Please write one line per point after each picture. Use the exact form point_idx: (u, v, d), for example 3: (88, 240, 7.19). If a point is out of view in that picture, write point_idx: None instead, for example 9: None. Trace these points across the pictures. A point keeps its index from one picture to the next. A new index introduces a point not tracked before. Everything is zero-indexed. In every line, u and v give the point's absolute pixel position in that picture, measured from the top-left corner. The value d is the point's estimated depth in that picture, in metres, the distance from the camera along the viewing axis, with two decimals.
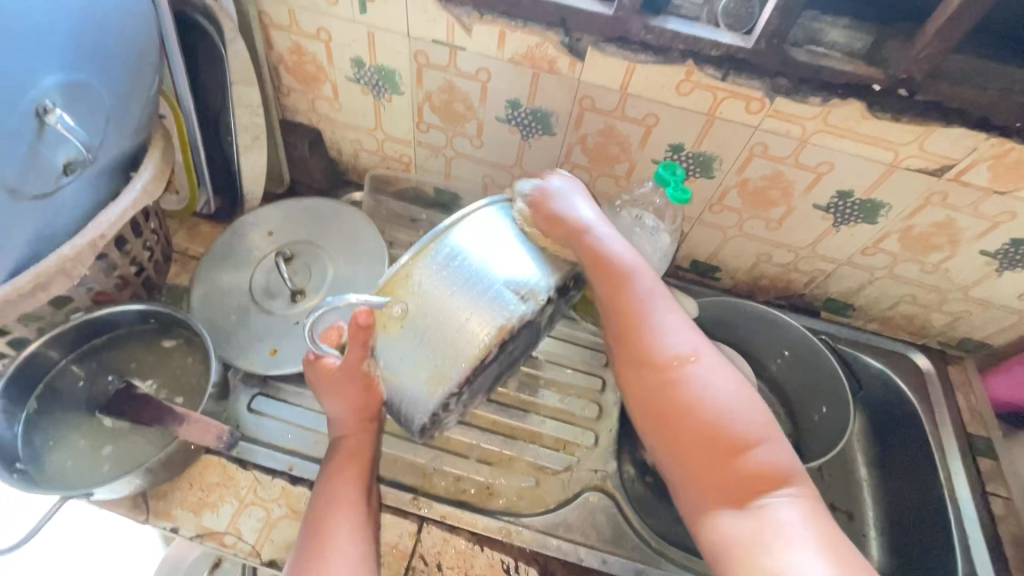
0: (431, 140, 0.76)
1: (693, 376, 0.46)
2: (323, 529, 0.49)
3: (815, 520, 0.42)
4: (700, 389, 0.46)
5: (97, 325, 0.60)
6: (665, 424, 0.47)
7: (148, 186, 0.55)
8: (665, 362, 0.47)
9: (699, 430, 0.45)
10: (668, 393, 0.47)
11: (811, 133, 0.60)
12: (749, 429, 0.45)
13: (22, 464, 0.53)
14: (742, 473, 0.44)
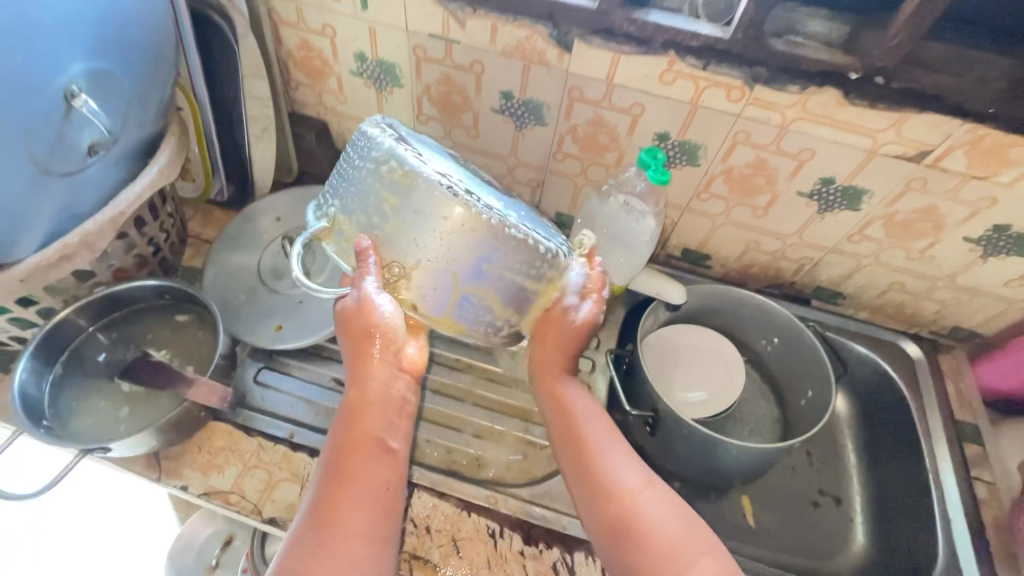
0: (431, 131, 0.80)
1: (636, 499, 0.52)
2: (330, 495, 0.49)
3: None
4: (646, 516, 0.51)
5: (117, 298, 0.65)
6: (623, 553, 0.51)
7: (163, 169, 0.60)
8: (614, 498, 0.52)
9: (646, 556, 0.50)
10: (615, 530, 0.51)
11: (791, 120, 0.62)
12: (690, 550, 0.50)
13: (48, 421, 0.58)
14: None
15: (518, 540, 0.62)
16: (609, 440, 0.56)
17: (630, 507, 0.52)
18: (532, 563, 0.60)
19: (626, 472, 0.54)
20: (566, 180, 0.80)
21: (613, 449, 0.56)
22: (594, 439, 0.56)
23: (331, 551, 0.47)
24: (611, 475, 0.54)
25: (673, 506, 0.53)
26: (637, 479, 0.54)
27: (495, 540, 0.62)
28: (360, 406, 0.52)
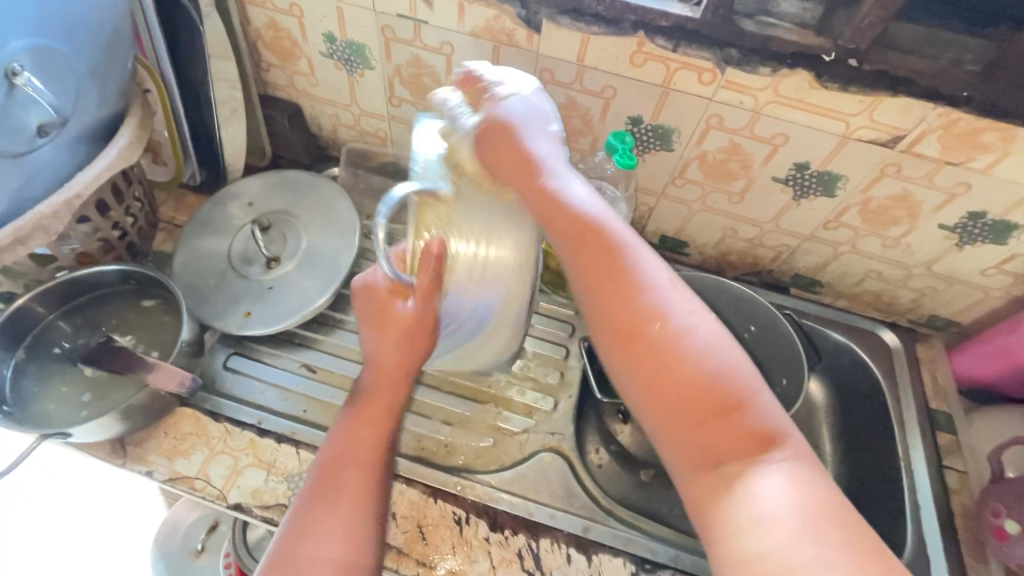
0: (404, 114, 0.79)
1: (670, 323, 0.44)
2: (334, 456, 0.50)
3: (798, 477, 0.40)
4: (692, 334, 0.44)
5: (81, 283, 0.64)
6: (649, 384, 0.44)
7: (124, 152, 0.58)
8: (649, 326, 0.44)
9: (684, 397, 0.42)
10: (651, 352, 0.44)
11: (764, 104, 0.61)
12: (738, 391, 0.42)
13: (9, 407, 0.57)
14: (726, 423, 0.42)
15: (484, 526, 0.62)
16: (642, 253, 0.47)
17: (666, 337, 0.44)
18: (497, 549, 0.60)
19: (664, 297, 0.45)
20: None
21: (649, 275, 0.46)
22: (613, 236, 0.47)
23: (339, 502, 0.47)
24: (645, 301, 0.45)
25: (722, 345, 0.44)
26: (677, 302, 0.45)
27: (461, 526, 0.62)
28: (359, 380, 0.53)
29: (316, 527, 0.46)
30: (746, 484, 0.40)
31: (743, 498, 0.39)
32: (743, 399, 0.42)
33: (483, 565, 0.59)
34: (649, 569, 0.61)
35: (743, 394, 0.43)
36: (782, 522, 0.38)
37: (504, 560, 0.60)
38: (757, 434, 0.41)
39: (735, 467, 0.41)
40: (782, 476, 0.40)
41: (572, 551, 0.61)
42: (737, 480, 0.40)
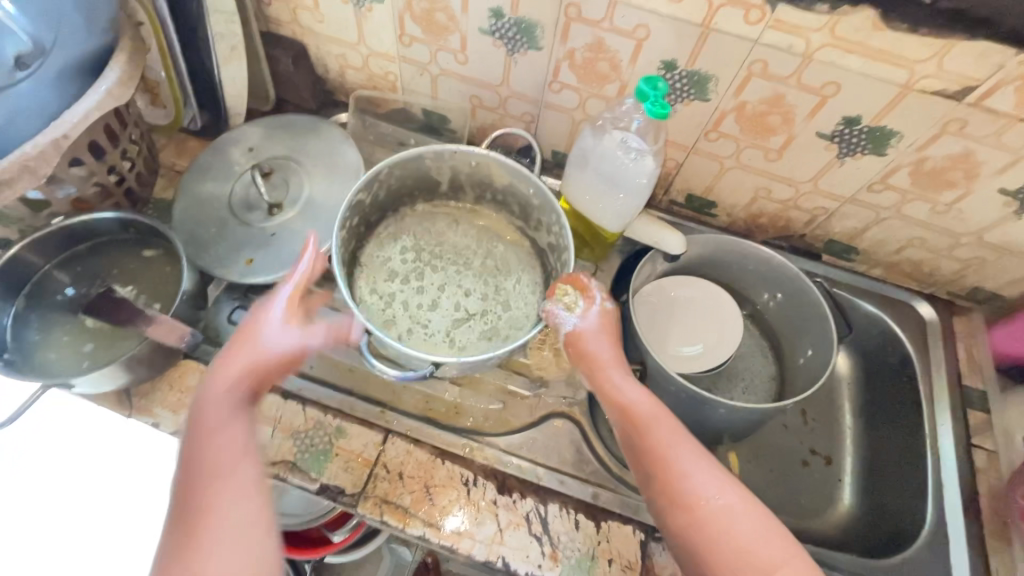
0: (415, 55, 0.73)
1: (713, 507, 0.49)
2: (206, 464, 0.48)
3: None
4: (726, 515, 0.49)
5: (78, 230, 0.61)
6: (689, 554, 0.49)
7: (113, 90, 0.54)
8: (683, 489, 0.50)
9: (704, 543, 0.48)
10: (693, 527, 0.49)
11: (816, 48, 0.54)
12: (769, 558, 0.47)
13: (10, 354, 0.56)
14: None
15: (492, 489, 0.61)
16: (685, 442, 0.52)
17: (693, 493, 0.50)
18: (505, 512, 0.59)
19: (692, 464, 0.51)
20: (562, 114, 0.73)
21: (684, 449, 0.52)
22: (657, 420, 0.53)
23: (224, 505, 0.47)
24: (679, 469, 0.51)
25: (744, 505, 0.49)
26: (703, 473, 0.51)
27: (468, 488, 0.60)
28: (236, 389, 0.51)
29: (197, 549, 0.45)
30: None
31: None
32: (760, 554, 0.47)
33: (491, 527, 0.58)
34: (659, 536, 0.60)
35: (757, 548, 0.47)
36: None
37: (511, 523, 0.59)
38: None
39: None
40: None
41: (580, 517, 0.60)
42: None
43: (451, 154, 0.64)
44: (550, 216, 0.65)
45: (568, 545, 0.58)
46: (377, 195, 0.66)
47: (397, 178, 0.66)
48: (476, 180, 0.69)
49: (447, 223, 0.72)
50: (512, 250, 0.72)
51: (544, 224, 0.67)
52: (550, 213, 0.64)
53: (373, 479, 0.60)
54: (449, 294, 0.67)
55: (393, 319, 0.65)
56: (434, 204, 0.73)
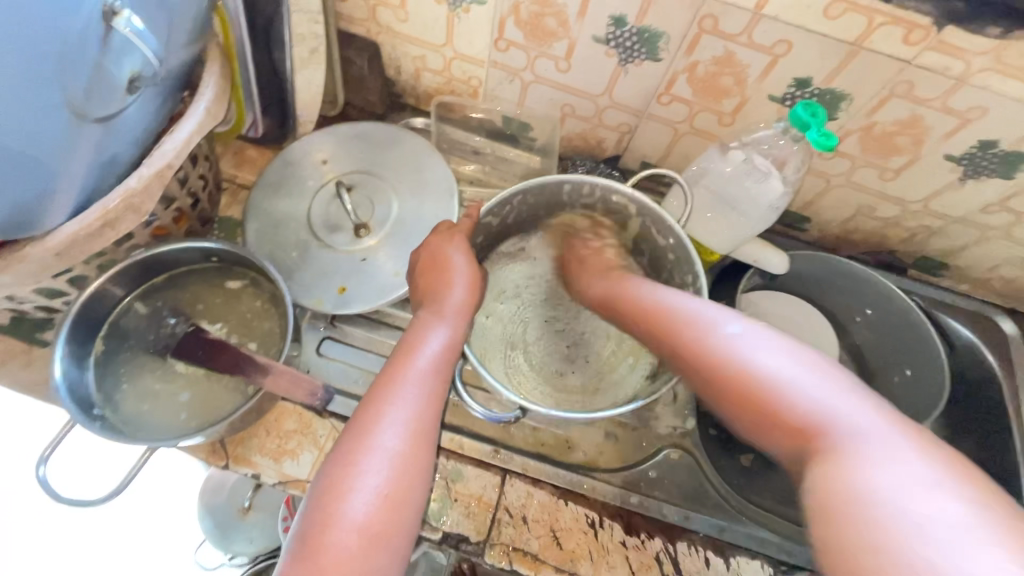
0: (510, 61, 0.67)
1: (747, 367, 0.43)
2: (350, 458, 0.44)
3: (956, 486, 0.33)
4: (755, 373, 0.43)
5: (158, 261, 0.55)
6: (756, 426, 0.43)
7: (212, 106, 0.47)
8: (753, 382, 0.43)
9: (759, 407, 0.42)
10: (720, 385, 0.45)
11: (975, 71, 0.51)
12: (800, 412, 0.40)
13: (101, 411, 0.50)
14: (794, 439, 0.41)
15: (619, 530, 0.58)
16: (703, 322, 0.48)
17: (762, 381, 0.42)
18: (635, 553, 0.57)
19: (738, 339, 0.45)
20: (665, 125, 0.69)
21: (707, 324, 0.47)
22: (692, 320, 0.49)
23: (373, 502, 0.42)
24: (709, 347, 0.46)
25: (829, 376, 0.41)
26: (753, 348, 0.44)
27: (596, 530, 0.58)
28: (383, 383, 0.48)
29: (347, 482, 0.42)
30: (867, 512, 0.34)
31: (832, 496, 0.36)
32: (843, 415, 0.39)
33: (623, 571, 0.56)
34: (786, 570, 0.59)
35: (851, 418, 0.39)
36: (925, 529, 0.32)
37: (642, 564, 0.57)
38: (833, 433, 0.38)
39: (814, 486, 0.37)
40: (900, 485, 0.34)
41: (710, 555, 0.59)
42: (813, 486, 0.37)
43: (597, 185, 0.63)
44: (682, 274, 0.63)
45: None
46: (506, 217, 0.67)
47: (530, 204, 0.67)
48: (611, 216, 0.68)
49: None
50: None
51: (671, 277, 0.65)
52: (685, 273, 0.62)
53: (497, 525, 0.57)
54: (557, 330, 0.68)
55: (487, 350, 0.66)
56: (565, 230, 0.73)
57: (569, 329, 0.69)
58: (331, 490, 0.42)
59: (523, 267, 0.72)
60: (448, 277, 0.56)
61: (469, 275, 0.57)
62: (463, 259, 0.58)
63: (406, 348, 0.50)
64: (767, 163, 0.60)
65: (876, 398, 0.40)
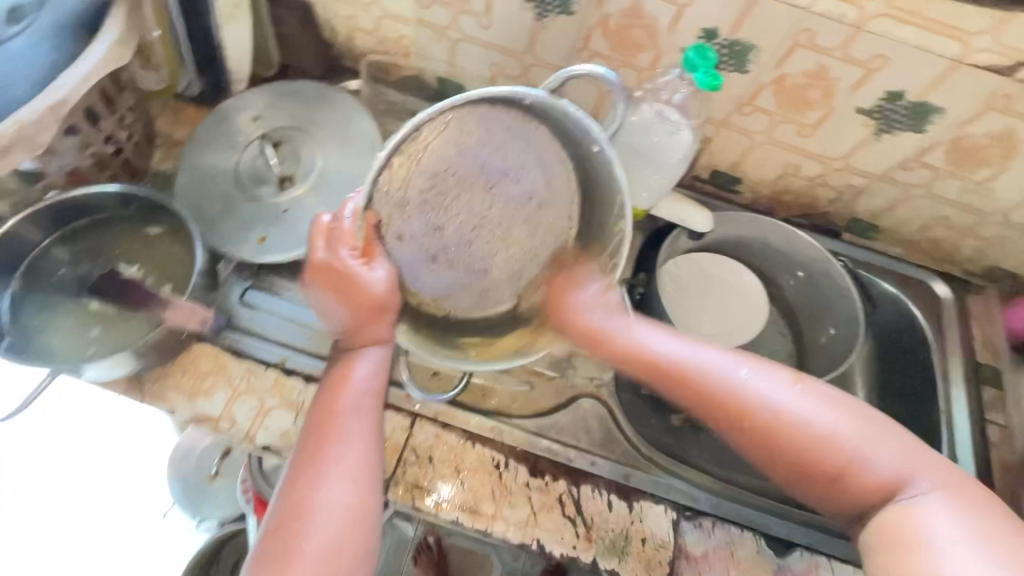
0: (434, 18, 0.68)
1: (818, 428, 0.48)
2: (295, 511, 0.47)
3: (970, 517, 0.43)
4: (814, 427, 0.48)
5: (76, 205, 0.57)
6: (774, 456, 0.49)
7: (113, 49, 0.49)
8: (804, 434, 0.48)
9: (830, 474, 0.48)
10: (756, 436, 0.50)
11: (870, 17, 0.52)
12: (881, 471, 0.47)
13: (12, 341, 0.52)
14: (839, 486, 0.48)
15: (525, 472, 0.60)
16: (705, 356, 0.52)
17: (769, 417, 0.49)
18: (537, 494, 0.59)
19: (764, 384, 0.50)
20: (589, 84, 0.69)
21: (711, 356, 0.52)
22: (692, 363, 0.52)
23: (315, 560, 0.46)
24: (738, 394, 0.50)
25: (830, 398, 0.50)
26: (812, 402, 0.49)
27: (501, 472, 0.59)
28: (320, 433, 0.50)
29: (295, 548, 0.46)
30: (935, 547, 0.41)
31: (899, 531, 0.44)
32: (887, 466, 0.47)
33: (524, 510, 0.58)
34: (690, 516, 0.60)
35: (884, 462, 0.47)
36: (963, 550, 0.41)
37: (545, 505, 0.58)
38: (895, 487, 0.46)
39: (881, 515, 0.46)
40: (943, 517, 0.43)
41: (613, 498, 0.60)
42: (876, 527, 0.45)
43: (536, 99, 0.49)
44: (608, 185, 0.54)
45: (602, 525, 0.58)
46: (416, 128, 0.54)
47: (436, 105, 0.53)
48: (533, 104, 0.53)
49: (478, 125, 0.57)
50: (553, 163, 0.59)
51: (597, 177, 0.56)
52: (612, 190, 0.54)
53: (403, 464, 0.58)
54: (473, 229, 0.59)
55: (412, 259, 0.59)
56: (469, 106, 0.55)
57: (484, 221, 0.60)
58: (275, 557, 0.46)
59: (427, 171, 0.57)
60: (371, 304, 0.55)
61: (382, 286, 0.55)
62: (381, 272, 0.56)
63: (334, 386, 0.53)
64: (621, 86, 0.54)
65: (828, 391, 0.51)
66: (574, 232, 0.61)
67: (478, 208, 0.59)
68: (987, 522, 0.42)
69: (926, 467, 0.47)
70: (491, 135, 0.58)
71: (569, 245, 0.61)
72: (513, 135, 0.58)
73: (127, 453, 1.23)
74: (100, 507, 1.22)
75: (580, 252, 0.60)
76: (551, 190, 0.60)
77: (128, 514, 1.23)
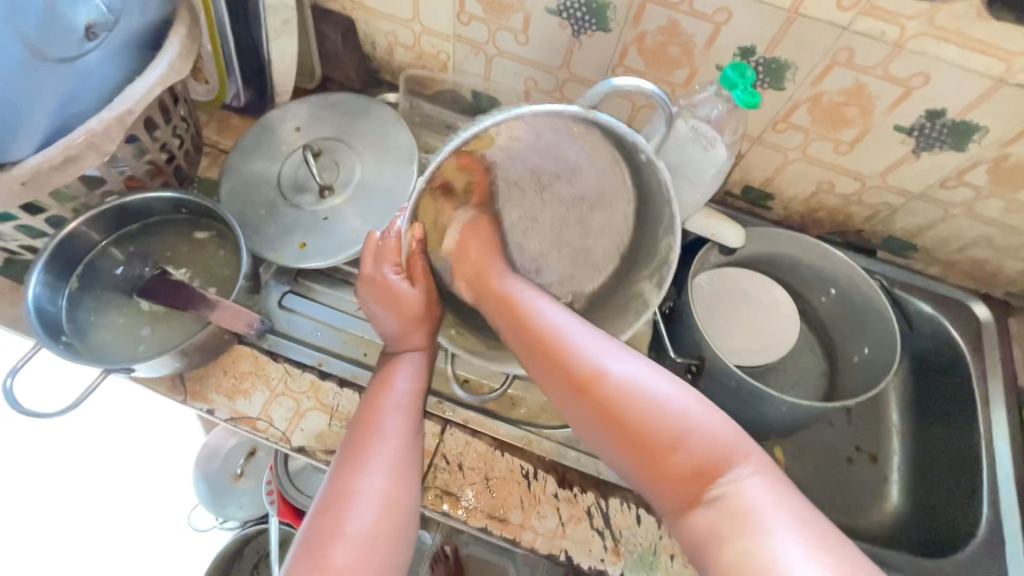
0: (472, 34, 0.70)
1: (628, 387, 0.45)
2: (338, 498, 0.47)
3: (800, 518, 0.38)
4: (663, 403, 0.44)
5: (131, 210, 0.59)
6: (599, 421, 0.45)
7: (175, 63, 0.51)
8: (631, 401, 0.44)
9: (655, 449, 0.43)
10: (584, 393, 0.46)
11: (911, 36, 0.52)
12: (704, 447, 0.42)
13: (68, 337, 0.55)
14: (665, 464, 0.42)
15: (553, 483, 0.60)
16: (570, 326, 0.50)
17: (632, 400, 0.44)
18: (565, 506, 0.59)
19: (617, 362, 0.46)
20: (622, 99, 0.71)
21: (580, 330, 0.49)
22: (555, 326, 0.50)
23: (354, 545, 0.45)
24: (585, 356, 0.47)
25: (691, 395, 0.45)
26: (632, 369, 0.46)
27: (529, 481, 0.60)
28: (363, 426, 0.52)
29: (333, 534, 0.45)
30: (760, 530, 0.37)
31: (739, 520, 0.38)
32: (708, 441, 0.42)
33: (552, 521, 0.58)
34: None
35: (710, 433, 0.42)
36: (792, 544, 0.36)
37: (573, 517, 0.58)
38: (713, 466, 0.41)
39: (710, 498, 0.40)
40: (762, 493, 0.39)
41: (641, 513, 0.59)
42: (713, 510, 0.40)
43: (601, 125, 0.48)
44: (658, 201, 0.55)
45: (630, 540, 0.58)
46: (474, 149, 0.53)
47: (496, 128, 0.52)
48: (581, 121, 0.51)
49: (527, 130, 0.53)
50: (604, 168, 0.58)
51: (650, 193, 0.56)
52: (663, 201, 0.54)
53: (433, 470, 0.59)
54: (532, 224, 0.62)
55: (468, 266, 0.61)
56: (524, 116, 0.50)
57: (535, 223, 0.62)
58: (313, 545, 0.45)
59: (480, 180, 0.58)
60: (414, 316, 0.57)
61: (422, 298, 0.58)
62: (422, 286, 0.58)
63: (378, 383, 0.55)
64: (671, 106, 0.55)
65: (687, 385, 0.46)
66: (626, 237, 0.63)
67: (531, 208, 0.62)
68: (808, 524, 0.38)
69: (744, 442, 0.42)
70: (543, 141, 0.55)
71: (622, 246, 0.63)
72: (564, 141, 0.55)
73: (155, 448, 1.26)
74: (128, 500, 1.25)
75: (632, 255, 0.62)
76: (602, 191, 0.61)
77: (154, 510, 1.25)
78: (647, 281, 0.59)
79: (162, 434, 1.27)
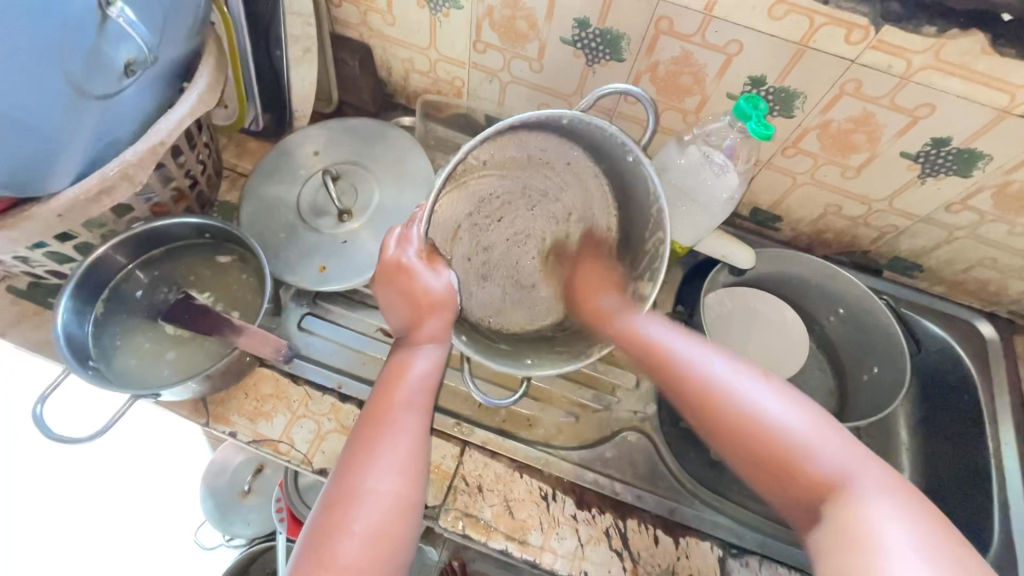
0: (487, 62, 0.72)
1: (738, 403, 0.47)
2: (348, 492, 0.47)
3: (930, 540, 0.39)
4: (764, 416, 0.46)
5: (156, 235, 0.61)
6: (725, 440, 0.48)
7: (203, 96, 0.54)
8: (760, 422, 0.46)
9: (780, 465, 0.45)
10: (705, 410, 0.49)
11: (916, 69, 0.54)
12: (824, 465, 0.44)
13: (95, 362, 0.56)
14: (795, 485, 0.45)
15: (572, 504, 0.61)
16: (671, 339, 0.53)
17: (736, 407, 0.47)
18: (584, 527, 0.59)
19: (761, 395, 0.48)
20: (634, 124, 0.72)
21: (683, 345, 0.52)
22: (673, 351, 0.52)
23: (362, 541, 0.45)
24: (702, 378, 0.49)
25: (801, 404, 0.48)
26: (750, 388, 0.48)
27: (548, 503, 0.60)
28: (375, 418, 0.51)
29: (341, 527, 0.46)
30: (871, 548, 0.38)
31: (842, 533, 0.40)
32: (827, 462, 0.44)
33: (571, 542, 0.58)
34: (736, 553, 0.60)
35: (829, 455, 0.44)
36: (904, 551, 0.38)
37: (592, 539, 0.59)
38: (835, 482, 0.43)
39: (828, 515, 0.42)
40: (890, 519, 0.40)
41: (659, 533, 0.60)
42: (830, 524, 0.41)
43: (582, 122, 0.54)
44: (644, 199, 0.58)
45: (649, 560, 0.59)
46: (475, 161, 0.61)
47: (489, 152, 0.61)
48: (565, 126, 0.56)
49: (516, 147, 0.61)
50: (588, 182, 0.65)
51: (635, 195, 0.59)
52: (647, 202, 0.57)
53: (453, 492, 0.60)
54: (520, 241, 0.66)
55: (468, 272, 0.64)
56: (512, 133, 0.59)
57: (526, 238, 0.67)
58: (319, 538, 0.46)
59: (476, 195, 0.64)
60: (431, 305, 0.56)
61: (442, 291, 0.56)
62: (443, 278, 0.57)
63: (393, 373, 0.53)
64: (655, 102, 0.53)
65: (813, 404, 0.48)
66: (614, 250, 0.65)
67: (522, 225, 0.67)
68: (941, 544, 0.39)
69: (866, 463, 0.44)
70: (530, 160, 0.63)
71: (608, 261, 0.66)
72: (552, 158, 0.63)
73: (166, 465, 1.27)
74: (137, 517, 1.26)
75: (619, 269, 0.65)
76: (588, 205, 0.66)
77: (164, 527, 1.25)
78: (636, 285, 0.60)
79: (173, 453, 1.27)
